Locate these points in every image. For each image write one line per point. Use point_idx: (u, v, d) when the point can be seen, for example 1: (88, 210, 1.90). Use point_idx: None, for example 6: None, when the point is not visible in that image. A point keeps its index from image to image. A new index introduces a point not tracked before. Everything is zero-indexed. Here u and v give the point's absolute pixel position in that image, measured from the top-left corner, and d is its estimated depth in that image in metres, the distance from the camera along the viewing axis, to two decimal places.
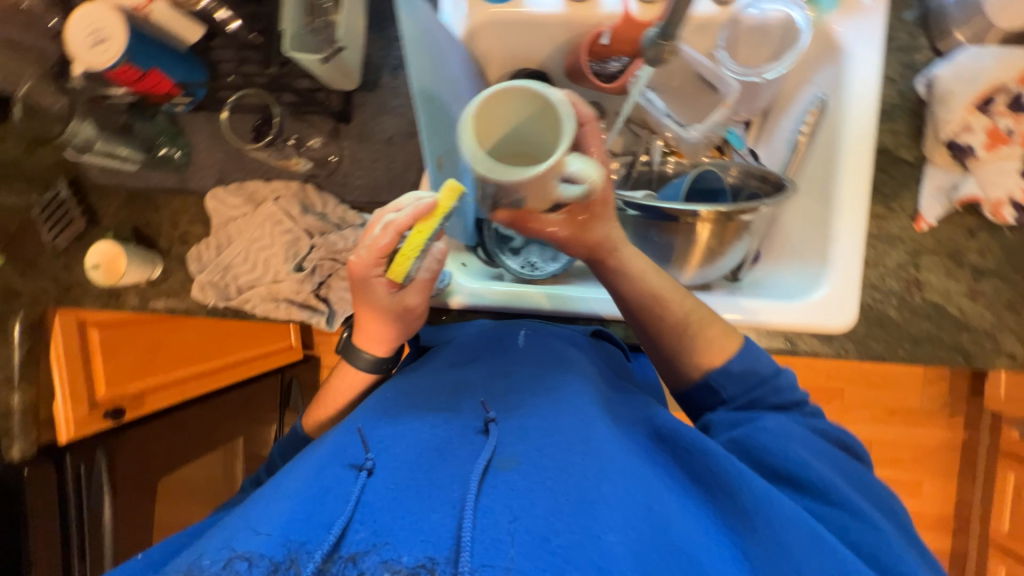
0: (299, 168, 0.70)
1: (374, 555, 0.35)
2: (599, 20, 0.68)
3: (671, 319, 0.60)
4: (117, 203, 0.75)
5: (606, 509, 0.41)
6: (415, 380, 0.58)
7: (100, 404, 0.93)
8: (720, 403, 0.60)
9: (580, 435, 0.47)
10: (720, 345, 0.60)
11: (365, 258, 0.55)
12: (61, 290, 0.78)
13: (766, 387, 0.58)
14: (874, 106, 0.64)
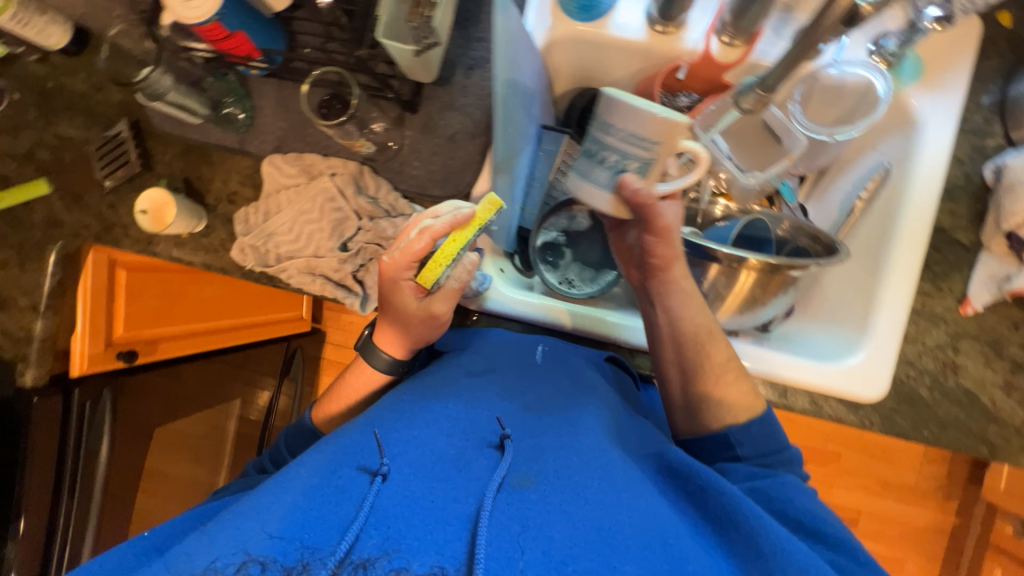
0: (361, 150, 0.70)
1: (386, 561, 0.35)
2: (679, 54, 0.69)
3: (704, 364, 0.60)
4: (173, 153, 0.77)
5: (622, 539, 0.40)
6: (429, 382, 0.57)
7: (116, 343, 0.93)
8: (732, 459, 0.58)
9: (594, 464, 0.47)
10: (747, 396, 0.60)
11: (399, 259, 0.58)
12: (104, 227, 0.79)
13: (780, 457, 0.58)
14: (938, 184, 0.64)
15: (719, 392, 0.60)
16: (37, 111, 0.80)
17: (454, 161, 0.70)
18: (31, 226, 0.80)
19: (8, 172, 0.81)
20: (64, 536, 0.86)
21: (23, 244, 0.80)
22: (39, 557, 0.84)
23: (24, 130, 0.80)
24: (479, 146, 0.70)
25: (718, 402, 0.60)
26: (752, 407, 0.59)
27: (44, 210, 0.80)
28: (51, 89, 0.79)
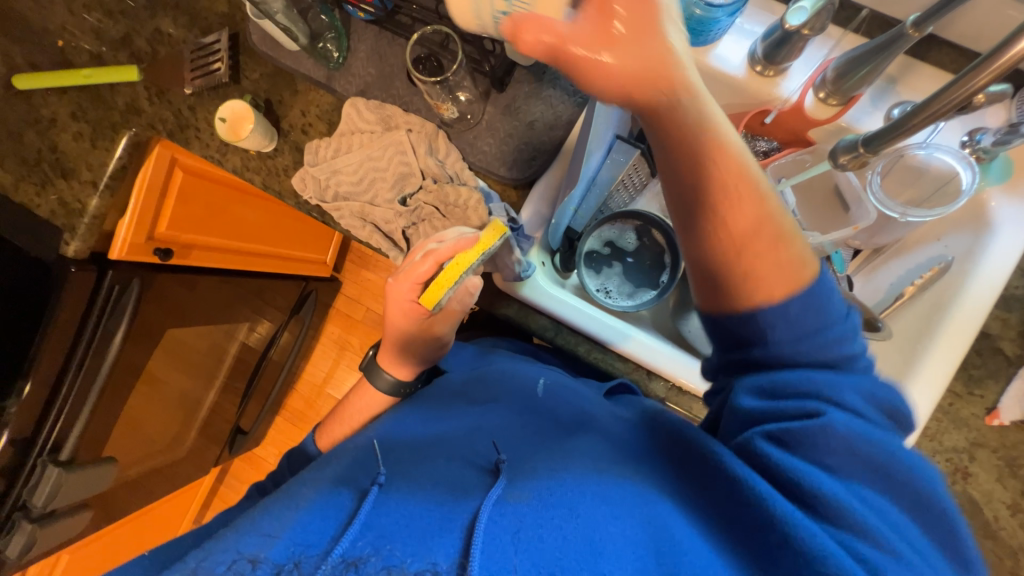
0: (443, 114, 0.72)
1: (375, 561, 0.36)
2: (771, 99, 0.69)
3: (719, 234, 0.48)
4: (263, 73, 0.79)
5: (618, 546, 0.39)
6: (436, 418, 0.62)
7: (156, 238, 0.96)
8: (759, 344, 0.48)
9: (589, 477, 0.45)
10: (785, 268, 0.47)
11: (403, 283, 0.65)
12: (178, 126, 0.81)
13: (826, 334, 0.46)
14: (998, 289, 0.64)
15: (738, 274, 0.48)
16: (145, 1, 0.82)
17: (524, 146, 0.72)
18: (110, 107, 0.82)
19: (102, 51, 0.83)
20: (63, 404, 0.88)
21: (99, 121, 0.83)
22: (35, 419, 0.86)
23: (127, 16, 0.83)
24: (554, 138, 0.71)
25: (739, 279, 0.48)
26: (791, 283, 0.46)
27: (127, 95, 0.82)
28: None
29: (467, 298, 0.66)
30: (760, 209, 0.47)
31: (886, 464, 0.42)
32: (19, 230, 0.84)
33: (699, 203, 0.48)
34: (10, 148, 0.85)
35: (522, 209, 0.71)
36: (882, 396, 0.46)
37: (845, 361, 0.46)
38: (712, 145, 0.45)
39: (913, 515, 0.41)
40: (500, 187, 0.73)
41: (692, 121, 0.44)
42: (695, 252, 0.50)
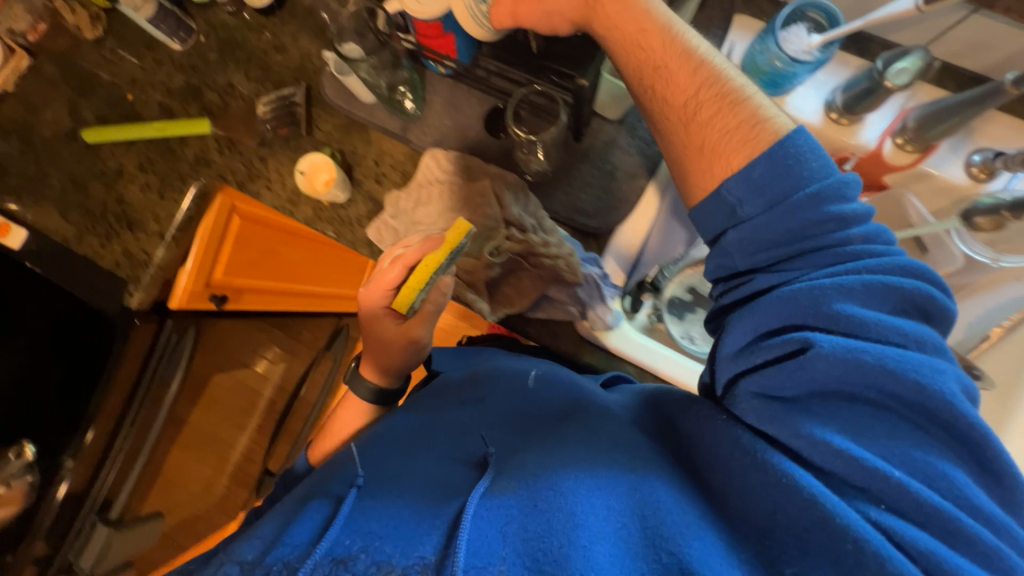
0: (531, 166, 0.72)
1: (365, 557, 0.46)
2: (849, 146, 0.70)
3: (670, 102, 0.59)
4: (337, 124, 0.80)
5: (588, 517, 0.45)
6: (433, 419, 0.69)
7: (212, 285, 0.95)
8: (734, 224, 0.55)
9: (571, 462, 0.51)
10: (737, 128, 0.55)
11: (375, 292, 0.68)
12: (248, 176, 0.81)
13: (798, 204, 0.51)
14: None
15: (700, 143, 0.57)
16: (218, 56, 0.84)
17: (604, 196, 0.72)
18: (180, 159, 0.83)
19: (173, 104, 0.84)
20: (116, 459, 0.86)
21: (167, 173, 0.83)
22: (88, 477, 0.82)
23: (200, 70, 0.84)
24: (634, 187, 0.71)
25: (704, 158, 0.56)
26: (750, 148, 0.53)
27: (197, 147, 0.82)
28: (237, 40, 0.83)
29: (439, 298, 0.66)
30: (699, 76, 0.57)
31: (894, 381, 0.44)
32: (80, 282, 0.82)
33: (651, 84, 0.60)
34: (75, 200, 0.84)
35: (604, 257, 0.71)
36: (881, 285, 0.47)
37: (832, 251, 0.51)
38: (662, 102, 0.59)
39: (932, 433, 0.44)
40: (579, 235, 0.73)
41: (644, 78, 0.60)
42: (667, 128, 0.60)
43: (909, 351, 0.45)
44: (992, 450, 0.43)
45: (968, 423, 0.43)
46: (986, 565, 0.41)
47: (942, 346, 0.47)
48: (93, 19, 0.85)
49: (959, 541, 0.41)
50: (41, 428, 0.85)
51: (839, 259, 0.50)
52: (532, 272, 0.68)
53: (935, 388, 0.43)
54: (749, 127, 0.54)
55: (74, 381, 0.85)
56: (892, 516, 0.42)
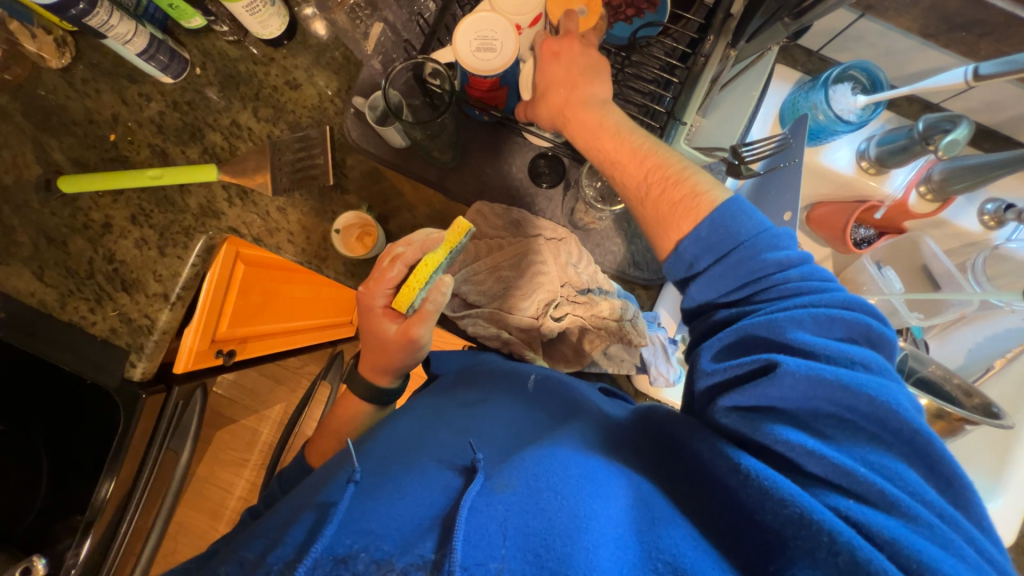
0: (592, 224, 0.71)
1: (364, 557, 0.38)
2: (878, 195, 0.74)
3: (622, 187, 0.56)
4: (365, 171, 0.74)
5: (584, 530, 0.38)
6: (438, 415, 0.57)
7: (217, 341, 0.87)
8: (692, 273, 0.50)
9: (551, 462, 0.44)
10: (688, 201, 0.50)
11: (374, 290, 0.64)
12: (266, 228, 0.73)
13: (740, 250, 0.47)
14: None
15: (654, 218, 0.53)
16: (219, 92, 0.74)
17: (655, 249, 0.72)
18: (183, 210, 0.74)
19: (167, 147, 0.74)
20: (122, 543, 0.77)
21: (166, 226, 0.74)
22: (95, 561, 0.75)
23: (197, 107, 0.74)
24: None
25: (658, 227, 0.52)
26: (692, 218, 0.49)
27: (202, 196, 0.74)
28: (241, 74, 0.74)
29: (437, 299, 0.61)
30: (648, 163, 0.53)
31: (849, 397, 0.38)
32: (68, 354, 0.72)
33: (606, 174, 0.57)
34: (49, 258, 0.72)
35: (658, 309, 0.73)
36: (837, 314, 0.42)
37: (778, 290, 0.45)
38: (619, 184, 0.56)
39: (890, 445, 0.38)
40: (628, 287, 0.73)
41: (592, 159, 0.58)
42: (629, 209, 0.57)
43: (858, 370, 0.39)
44: (940, 457, 0.37)
45: (921, 434, 0.37)
46: (951, 555, 0.34)
47: (889, 366, 0.41)
48: (59, 45, 0.72)
49: (922, 529, 0.34)
50: (32, 513, 0.75)
51: (786, 294, 0.45)
52: (595, 332, 0.68)
53: (887, 399, 0.37)
54: (690, 197, 0.50)
55: (77, 455, 0.77)
56: (860, 508, 0.36)
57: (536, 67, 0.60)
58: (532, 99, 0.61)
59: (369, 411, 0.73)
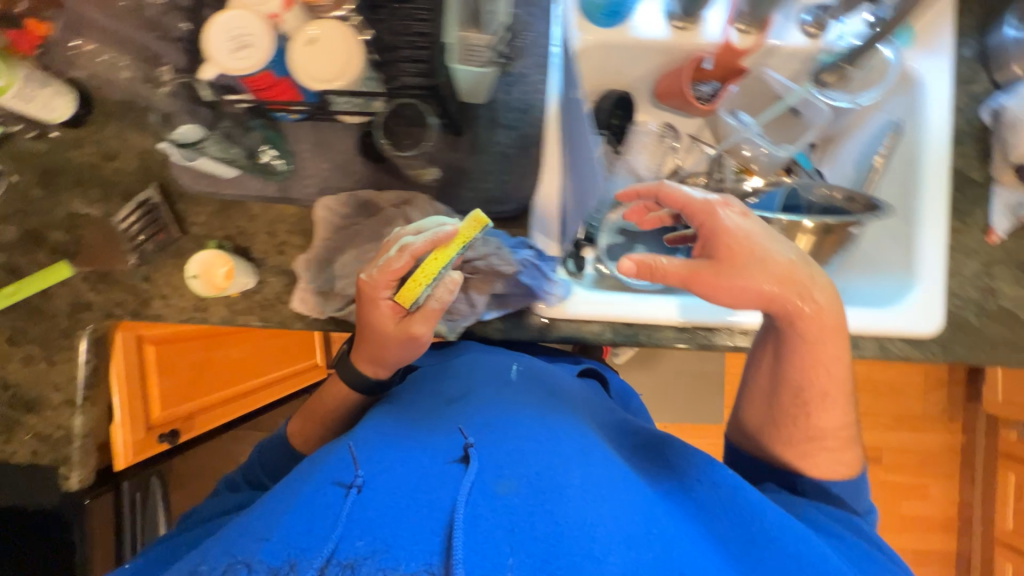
0: (427, 179, 0.71)
1: (374, 562, 0.39)
2: (701, 47, 0.74)
3: (787, 423, 0.63)
4: (209, 211, 0.73)
5: (603, 536, 0.44)
6: (423, 414, 0.59)
7: (155, 425, 0.87)
8: (790, 484, 0.65)
9: (567, 472, 0.49)
10: (837, 464, 0.63)
11: (380, 281, 0.60)
12: (139, 302, 0.73)
13: (856, 486, 0.63)
14: (948, 135, 0.72)
15: (798, 449, 0.64)
16: (43, 190, 0.73)
17: (509, 177, 0.72)
18: (53, 315, 0.73)
19: (16, 261, 0.73)
20: None
21: (45, 336, 0.73)
22: None
23: (29, 213, 0.73)
24: (529, 158, 0.71)
25: (804, 447, 0.63)
26: (837, 465, 0.63)
27: (67, 295, 0.73)
28: (56, 164, 0.73)
29: (444, 298, 0.62)
30: (848, 409, 0.62)
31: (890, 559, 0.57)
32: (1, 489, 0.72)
33: (797, 398, 0.62)
34: None
35: (534, 234, 0.72)
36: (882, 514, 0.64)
37: (864, 507, 0.64)
38: (811, 409, 0.62)
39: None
40: (500, 224, 0.72)
41: (793, 365, 0.61)
42: (781, 432, 0.64)
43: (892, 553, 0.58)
44: None
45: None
46: None
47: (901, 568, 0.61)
48: None
49: None
50: None
51: (864, 510, 0.64)
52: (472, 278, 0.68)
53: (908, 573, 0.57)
54: (844, 440, 0.63)
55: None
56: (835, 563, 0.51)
57: (718, 232, 0.57)
58: (740, 275, 0.56)
59: (310, 426, 0.74)
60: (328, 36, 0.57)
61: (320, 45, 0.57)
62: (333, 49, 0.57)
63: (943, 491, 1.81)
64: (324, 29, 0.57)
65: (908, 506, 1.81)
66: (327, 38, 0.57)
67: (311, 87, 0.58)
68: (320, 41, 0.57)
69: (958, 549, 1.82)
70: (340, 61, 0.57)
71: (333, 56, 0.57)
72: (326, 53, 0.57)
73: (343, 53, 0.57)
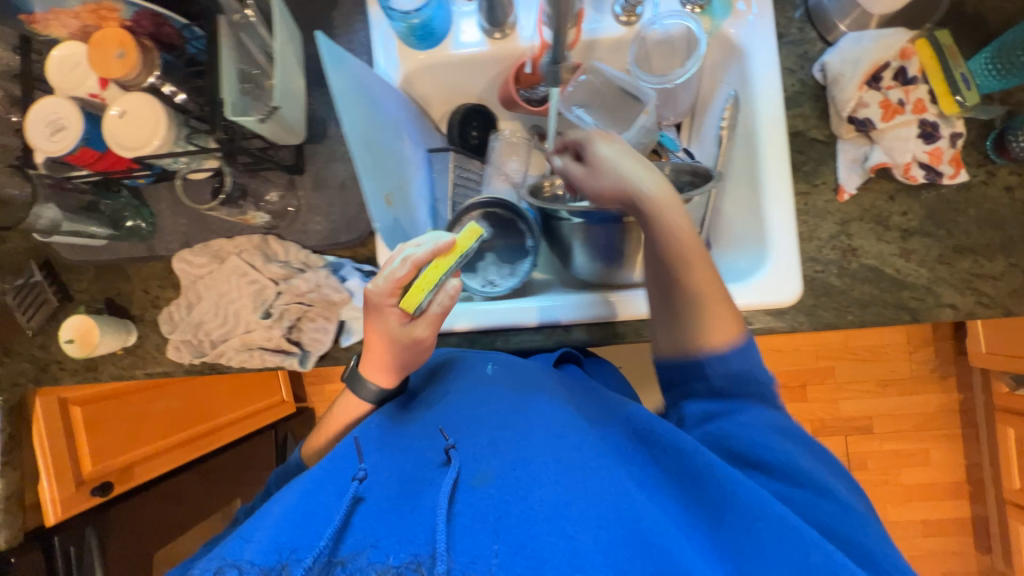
0: (257, 222, 0.73)
1: (364, 557, 0.40)
2: (521, 52, 0.76)
3: (665, 295, 0.58)
4: (89, 278, 0.78)
5: (579, 510, 0.41)
6: (406, 423, 0.57)
7: (87, 480, 0.94)
8: (702, 381, 0.56)
9: (547, 455, 0.46)
10: (726, 324, 0.56)
11: (380, 290, 0.54)
12: (38, 369, 0.79)
13: (755, 377, 0.55)
14: (779, 98, 0.70)
15: (677, 318, 0.57)
16: None
17: (353, 205, 0.74)
18: None
19: None
20: None
21: None
22: None
23: None
24: None
25: (683, 317, 0.57)
26: (721, 322, 0.55)
27: None
28: None
29: (448, 303, 0.57)
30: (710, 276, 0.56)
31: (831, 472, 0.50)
32: None
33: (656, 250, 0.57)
34: None
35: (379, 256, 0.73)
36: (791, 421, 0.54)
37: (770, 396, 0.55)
38: (670, 272, 0.57)
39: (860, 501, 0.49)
40: (350, 252, 0.75)
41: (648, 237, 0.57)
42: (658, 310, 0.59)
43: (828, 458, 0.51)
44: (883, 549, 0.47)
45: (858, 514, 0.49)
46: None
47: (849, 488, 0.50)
48: None
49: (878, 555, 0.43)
50: None
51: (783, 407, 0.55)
52: (318, 309, 0.71)
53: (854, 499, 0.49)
54: (719, 309, 0.56)
55: None
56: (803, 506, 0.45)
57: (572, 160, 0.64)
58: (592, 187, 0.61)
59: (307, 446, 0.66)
60: (136, 107, 0.61)
61: (131, 117, 0.61)
62: (141, 119, 0.61)
63: (945, 455, 1.69)
64: (132, 101, 0.61)
65: (908, 475, 1.69)
66: (136, 110, 0.61)
67: (125, 153, 0.62)
68: (130, 112, 0.61)
69: (972, 515, 1.69)
70: (149, 128, 0.61)
71: (141, 125, 0.61)
72: (137, 123, 0.61)
73: (151, 120, 0.61)
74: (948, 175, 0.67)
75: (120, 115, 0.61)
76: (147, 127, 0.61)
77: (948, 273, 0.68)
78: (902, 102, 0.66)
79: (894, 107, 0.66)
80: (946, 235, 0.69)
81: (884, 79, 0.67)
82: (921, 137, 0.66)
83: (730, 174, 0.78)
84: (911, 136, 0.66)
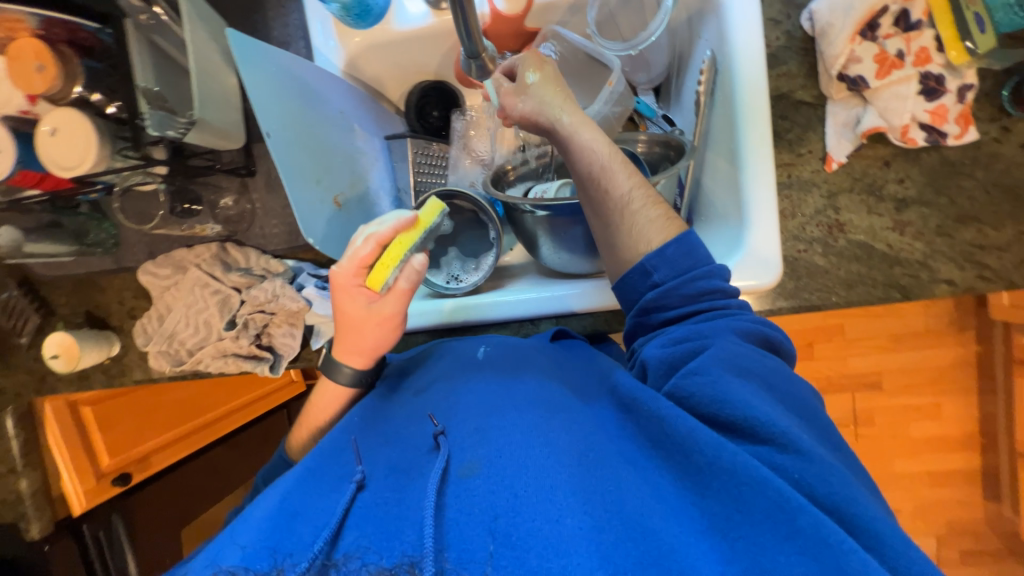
0: (211, 233, 0.75)
1: (354, 560, 0.33)
2: None
3: (600, 215, 0.55)
4: (67, 292, 0.80)
5: (567, 495, 0.36)
6: (389, 415, 0.53)
7: (107, 472, 1.00)
8: (652, 288, 0.52)
9: (532, 441, 0.41)
10: (665, 224, 0.53)
11: (348, 269, 0.53)
12: (36, 380, 0.85)
13: (701, 270, 0.51)
14: (761, 54, 0.62)
15: (616, 232, 0.54)
16: None
17: None
18: None
19: None
20: None
21: None
22: None
23: None
24: None
25: (621, 232, 0.53)
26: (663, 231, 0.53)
27: None
28: None
29: (416, 279, 0.55)
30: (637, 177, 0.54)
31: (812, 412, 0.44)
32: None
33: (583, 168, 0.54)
34: None
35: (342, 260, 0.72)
36: (753, 329, 0.49)
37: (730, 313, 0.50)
38: (599, 188, 0.54)
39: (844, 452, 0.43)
40: (312, 253, 0.74)
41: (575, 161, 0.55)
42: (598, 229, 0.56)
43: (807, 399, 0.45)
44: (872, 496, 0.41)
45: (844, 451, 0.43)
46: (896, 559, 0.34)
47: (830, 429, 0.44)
48: None
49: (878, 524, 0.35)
50: None
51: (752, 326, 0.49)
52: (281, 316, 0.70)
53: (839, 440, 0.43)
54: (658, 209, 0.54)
55: None
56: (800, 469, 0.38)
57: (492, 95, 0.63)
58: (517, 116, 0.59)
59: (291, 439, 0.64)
60: (65, 125, 0.59)
61: (61, 136, 0.59)
62: (71, 138, 0.59)
63: (958, 408, 1.56)
64: (60, 119, 0.59)
65: (916, 428, 1.58)
66: (66, 127, 0.59)
67: (63, 174, 0.61)
68: (60, 130, 0.59)
69: (983, 465, 1.59)
70: (81, 146, 0.59)
71: (73, 144, 0.59)
72: (68, 142, 0.59)
73: (82, 138, 0.58)
74: (951, 135, 0.59)
75: (50, 134, 0.59)
76: (79, 146, 0.59)
77: (947, 245, 0.62)
78: (901, 54, 0.58)
79: (891, 61, 0.58)
80: (947, 203, 0.62)
81: (882, 27, 0.59)
82: (922, 94, 0.59)
83: (709, 144, 0.70)
84: (910, 93, 0.59)
